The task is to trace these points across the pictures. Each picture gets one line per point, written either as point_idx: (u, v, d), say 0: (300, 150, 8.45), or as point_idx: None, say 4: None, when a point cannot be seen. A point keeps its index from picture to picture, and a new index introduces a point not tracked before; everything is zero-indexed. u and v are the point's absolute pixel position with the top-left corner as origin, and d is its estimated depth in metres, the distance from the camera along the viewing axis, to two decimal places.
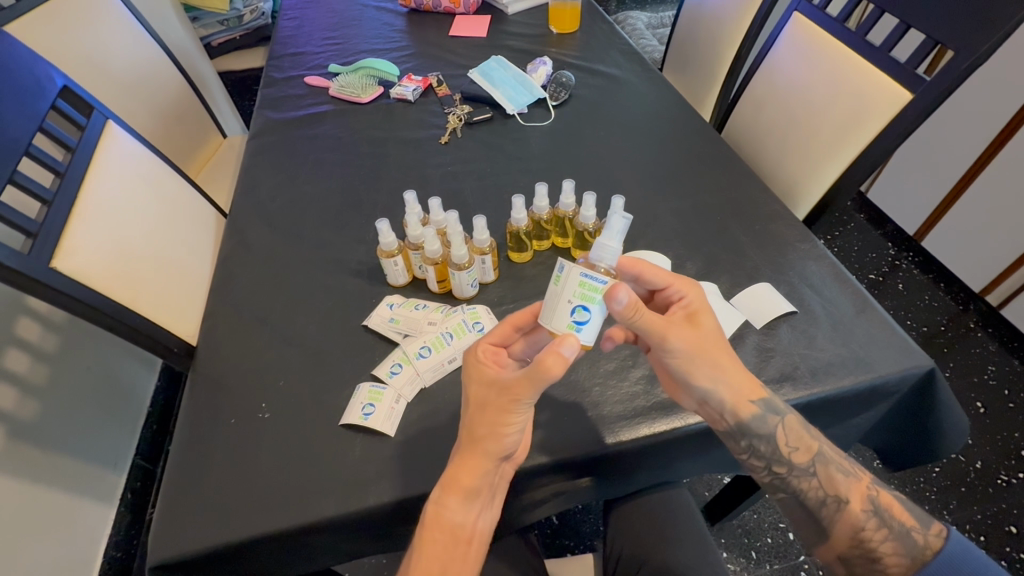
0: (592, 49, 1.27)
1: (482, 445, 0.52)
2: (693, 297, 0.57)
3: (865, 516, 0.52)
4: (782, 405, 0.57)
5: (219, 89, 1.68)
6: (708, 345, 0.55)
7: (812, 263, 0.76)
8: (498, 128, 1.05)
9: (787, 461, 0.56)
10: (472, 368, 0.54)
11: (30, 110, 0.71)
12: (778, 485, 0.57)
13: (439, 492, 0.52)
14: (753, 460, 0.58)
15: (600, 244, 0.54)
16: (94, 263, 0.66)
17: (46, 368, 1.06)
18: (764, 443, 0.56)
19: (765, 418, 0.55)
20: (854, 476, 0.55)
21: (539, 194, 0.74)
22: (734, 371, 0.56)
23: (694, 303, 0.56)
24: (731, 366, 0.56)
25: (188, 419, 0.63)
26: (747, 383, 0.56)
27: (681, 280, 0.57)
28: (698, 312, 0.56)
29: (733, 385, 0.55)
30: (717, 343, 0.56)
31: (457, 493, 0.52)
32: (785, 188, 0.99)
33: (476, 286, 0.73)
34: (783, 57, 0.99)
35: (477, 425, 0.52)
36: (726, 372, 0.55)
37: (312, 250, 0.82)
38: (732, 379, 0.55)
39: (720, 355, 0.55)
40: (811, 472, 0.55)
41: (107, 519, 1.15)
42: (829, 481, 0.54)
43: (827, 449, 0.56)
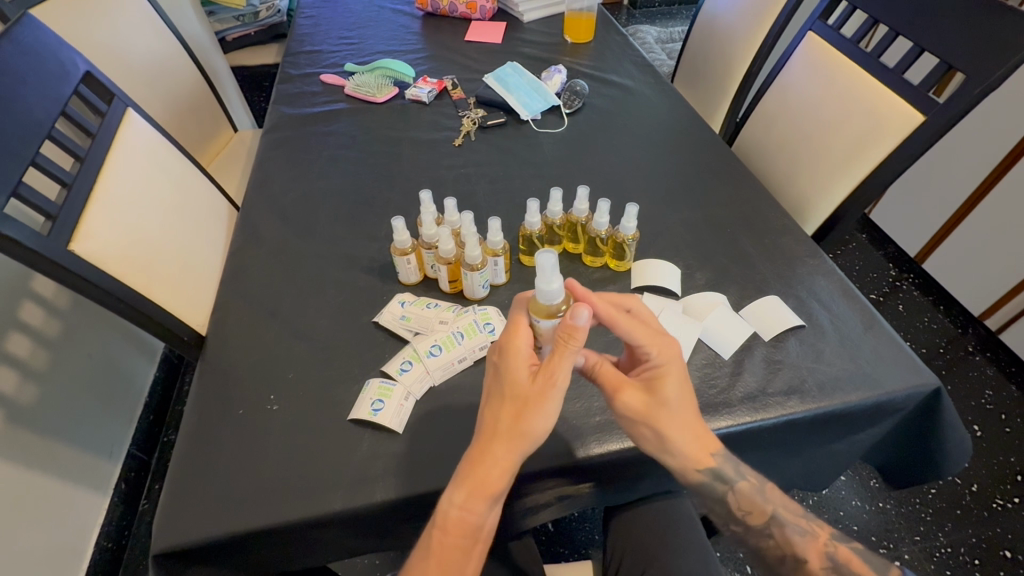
0: (606, 60, 1.29)
1: (519, 442, 0.52)
2: (664, 361, 0.55)
3: (823, 574, 0.54)
4: (733, 474, 0.58)
5: (233, 84, 1.69)
6: (660, 412, 0.55)
7: (821, 279, 0.76)
8: (511, 133, 1.06)
9: (742, 522, 0.58)
10: (509, 365, 0.53)
11: (54, 93, 0.71)
12: (737, 539, 0.60)
13: (464, 496, 0.51)
14: (712, 518, 0.60)
15: (539, 287, 0.52)
16: (110, 248, 0.67)
17: (47, 353, 1.06)
18: (718, 503, 0.59)
19: (715, 486, 0.58)
20: (811, 535, 0.57)
21: (553, 199, 0.75)
22: (685, 440, 0.56)
23: (662, 367, 0.55)
24: (683, 437, 0.56)
25: (194, 408, 0.63)
26: (698, 450, 0.56)
27: (658, 338, 0.56)
28: (663, 379, 0.55)
29: (680, 451, 0.56)
30: (672, 417, 0.55)
31: (483, 494, 0.51)
32: (794, 204, 0.99)
33: (487, 288, 0.73)
34: (796, 76, 1.01)
35: (518, 421, 0.52)
36: (672, 442, 0.55)
37: (323, 245, 0.83)
38: (681, 449, 0.56)
39: (668, 429, 0.55)
40: (767, 533, 0.57)
41: (100, 509, 1.14)
42: (786, 542, 0.57)
43: (782, 510, 0.58)
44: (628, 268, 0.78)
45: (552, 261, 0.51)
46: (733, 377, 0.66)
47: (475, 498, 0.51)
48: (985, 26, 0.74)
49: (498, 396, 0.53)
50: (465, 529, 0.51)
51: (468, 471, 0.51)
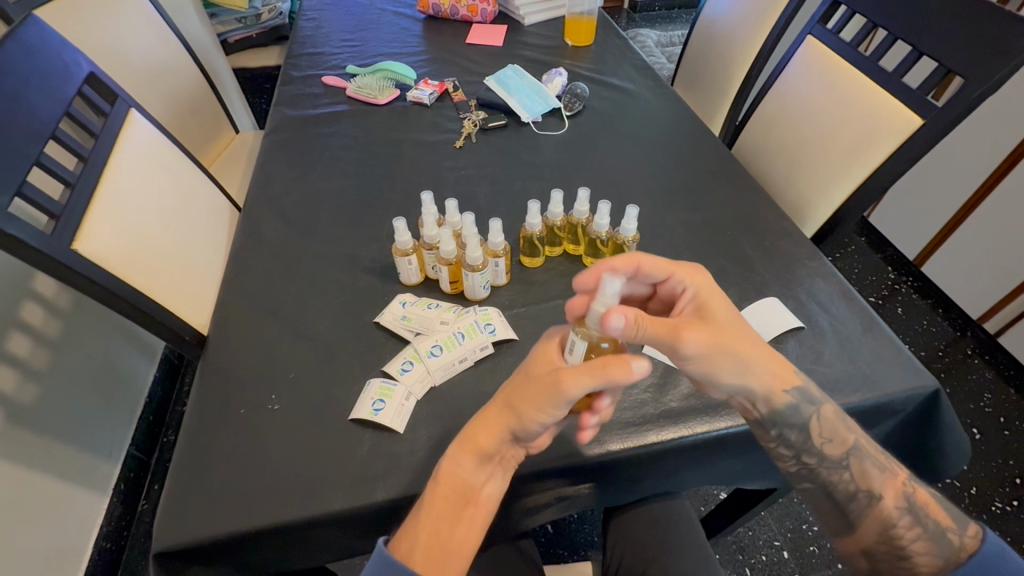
0: (606, 63, 1.29)
1: (509, 415, 0.51)
2: (696, 284, 0.57)
3: (897, 513, 0.51)
4: (819, 396, 0.56)
5: (234, 86, 1.69)
6: (731, 336, 0.53)
7: (820, 281, 0.77)
8: (512, 135, 1.07)
9: (818, 451, 0.55)
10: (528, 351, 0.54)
11: (58, 94, 0.71)
12: (805, 476, 0.56)
13: (455, 450, 0.52)
14: (782, 449, 0.57)
15: (599, 297, 0.48)
16: (113, 247, 0.67)
17: (48, 353, 1.06)
18: (794, 432, 0.55)
19: (800, 407, 0.55)
20: (889, 471, 0.53)
21: (554, 201, 0.76)
22: (764, 360, 0.54)
23: (700, 292, 0.57)
24: (756, 351, 0.54)
25: (196, 407, 0.63)
26: (779, 369, 0.55)
27: (682, 269, 0.58)
28: (706, 302, 0.56)
29: (762, 373, 0.54)
30: (738, 332, 0.54)
31: (472, 452, 0.52)
32: (793, 206, 1.00)
33: (488, 289, 0.74)
34: (795, 79, 1.01)
35: (515, 393, 0.51)
36: (750, 359, 0.53)
37: (325, 245, 0.83)
38: (761, 367, 0.54)
39: (741, 344, 0.53)
40: (844, 465, 0.54)
41: (99, 509, 1.14)
42: (862, 476, 0.53)
43: (863, 443, 0.55)
44: None
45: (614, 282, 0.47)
46: None
47: (463, 453, 0.52)
48: (983, 31, 0.75)
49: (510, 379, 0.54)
50: (455, 487, 0.52)
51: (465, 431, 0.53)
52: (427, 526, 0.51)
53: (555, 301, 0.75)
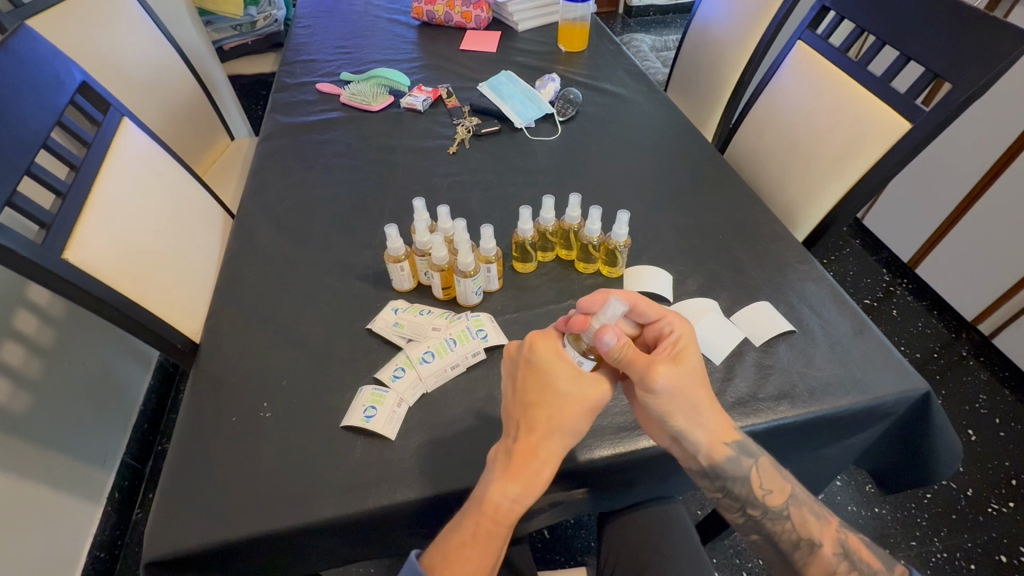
0: (600, 68, 1.30)
1: (564, 440, 0.52)
2: (682, 332, 0.55)
3: (836, 559, 0.54)
4: (757, 448, 0.57)
5: (229, 92, 1.69)
6: (691, 387, 0.53)
7: (811, 284, 0.77)
8: (506, 141, 1.07)
9: (762, 504, 0.56)
10: (553, 369, 0.52)
11: (51, 104, 0.71)
12: (752, 525, 0.57)
13: (506, 483, 0.51)
14: (727, 501, 0.57)
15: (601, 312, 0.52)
16: (104, 256, 0.67)
17: (41, 362, 1.06)
18: (739, 485, 0.56)
19: (738, 461, 0.55)
20: (826, 519, 0.56)
21: (545, 207, 0.75)
22: (712, 416, 0.54)
23: (682, 337, 0.55)
24: (711, 407, 0.55)
25: (187, 416, 0.63)
26: (725, 427, 0.55)
27: (674, 314, 0.56)
28: (685, 349, 0.54)
29: (708, 428, 0.54)
30: (701, 386, 0.54)
31: (526, 484, 0.51)
32: (786, 209, 1.00)
33: (480, 294, 0.74)
34: (786, 83, 1.02)
35: (561, 420, 0.51)
36: (706, 414, 0.54)
37: (317, 252, 0.83)
38: (711, 422, 0.54)
39: (701, 396, 0.54)
40: (786, 515, 0.56)
41: (93, 518, 1.13)
42: (803, 525, 0.55)
43: (802, 492, 0.57)
44: (620, 275, 0.79)
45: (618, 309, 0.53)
46: (724, 382, 0.66)
47: (518, 487, 0.51)
48: (969, 35, 0.75)
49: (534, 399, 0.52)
50: (509, 519, 0.51)
51: (512, 460, 0.51)
52: (485, 556, 0.50)
53: (548, 306, 0.75)
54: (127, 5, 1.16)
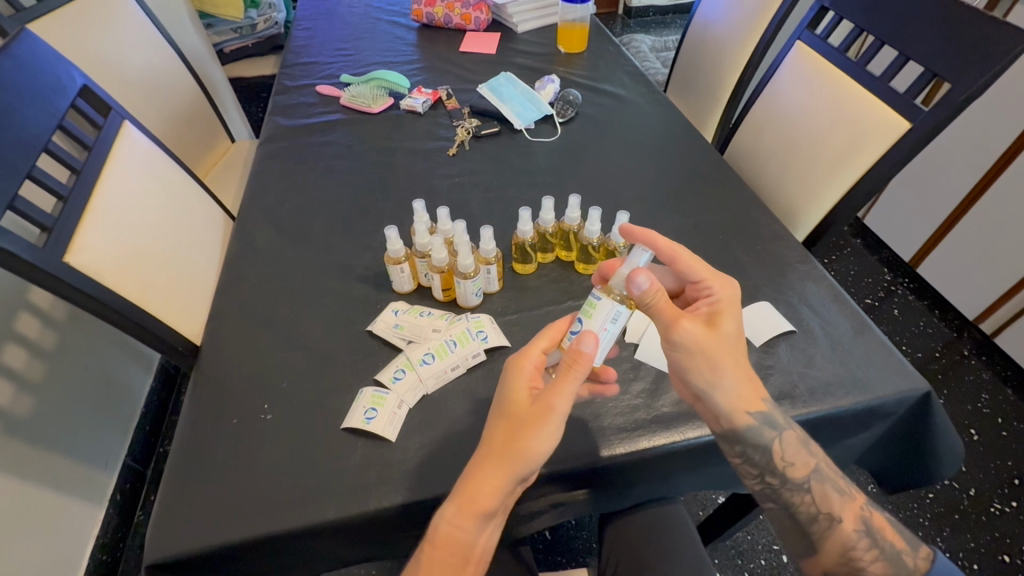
0: (599, 69, 1.30)
1: (513, 462, 0.51)
2: (723, 297, 0.57)
3: (856, 535, 0.53)
4: (782, 421, 0.57)
5: (230, 94, 1.70)
6: (718, 348, 0.55)
7: (811, 284, 0.77)
8: (505, 142, 1.07)
9: (782, 474, 0.57)
10: (510, 384, 0.54)
11: (52, 107, 0.72)
12: (769, 495, 0.58)
13: (455, 510, 0.51)
14: (747, 468, 0.58)
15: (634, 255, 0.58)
16: (105, 258, 0.67)
17: (43, 365, 1.06)
18: (759, 453, 0.57)
19: (761, 431, 0.56)
20: (848, 495, 0.56)
21: (545, 208, 0.75)
22: (737, 381, 0.56)
23: (722, 302, 0.57)
24: (736, 372, 0.56)
25: (189, 418, 0.64)
26: (750, 394, 0.57)
27: (718, 277, 0.58)
28: (721, 313, 0.56)
29: (730, 391, 0.56)
30: (729, 352, 0.56)
31: (474, 510, 0.51)
32: (785, 209, 1.00)
33: (480, 296, 0.74)
34: (785, 83, 1.02)
35: (513, 441, 0.52)
36: (727, 377, 0.56)
37: (318, 255, 0.83)
38: (734, 385, 0.56)
39: (725, 361, 0.55)
40: (806, 488, 0.56)
41: (96, 520, 1.14)
42: (823, 499, 0.56)
43: (825, 467, 0.57)
44: None
45: (647, 256, 0.58)
46: None
47: (466, 513, 0.50)
48: (967, 35, 0.75)
49: (497, 418, 0.54)
50: (455, 547, 0.50)
51: (463, 486, 0.52)
52: None
53: (548, 307, 0.75)
54: (127, 9, 1.16)
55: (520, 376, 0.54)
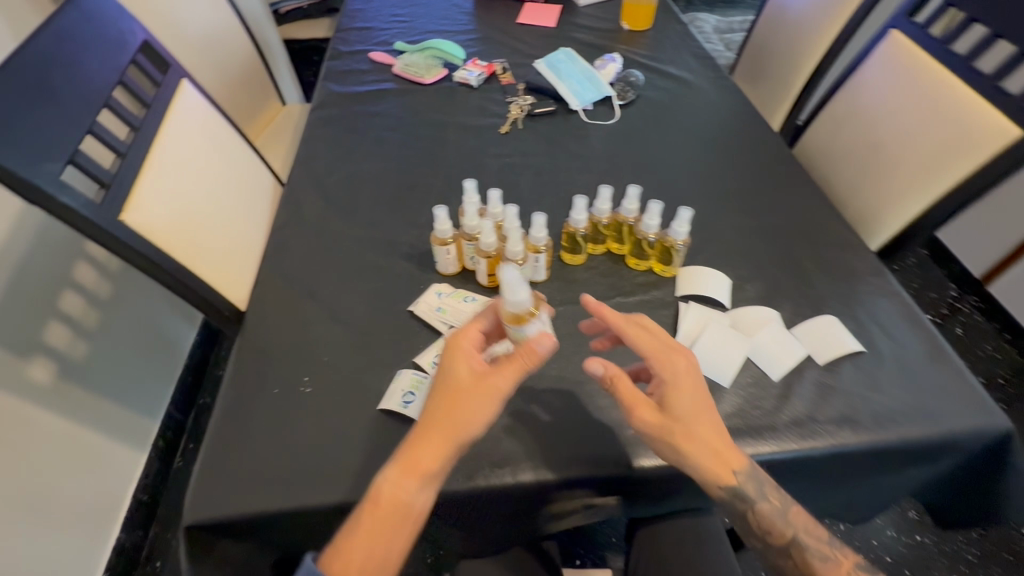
0: (664, 49, 1.23)
1: (453, 429, 0.50)
2: (671, 377, 0.55)
3: None
4: (756, 494, 0.54)
5: (283, 57, 1.69)
6: (673, 429, 0.53)
7: (884, 301, 0.71)
8: (560, 123, 1.03)
9: (763, 539, 0.56)
10: (453, 362, 0.52)
11: (117, 62, 0.71)
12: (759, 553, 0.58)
13: (396, 469, 0.49)
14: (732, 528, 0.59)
15: (508, 301, 0.52)
16: (160, 219, 0.67)
17: (98, 313, 1.11)
18: (739, 519, 0.56)
19: (735, 502, 0.55)
20: (833, 562, 0.55)
21: (602, 197, 0.71)
22: (701, 460, 0.53)
23: (669, 382, 0.55)
24: (697, 449, 0.53)
25: (229, 383, 0.64)
26: (718, 470, 0.53)
27: (657, 358, 0.56)
28: (671, 395, 0.54)
29: (695, 468, 0.53)
30: (689, 430, 0.53)
31: (417, 469, 0.49)
32: (858, 216, 0.92)
33: (526, 284, 0.71)
34: (873, 77, 0.92)
35: (453, 407, 0.50)
36: (689, 451, 0.53)
37: (363, 228, 0.82)
38: (698, 463, 0.53)
39: (682, 440, 0.53)
40: (788, 554, 0.55)
41: (138, 463, 1.20)
42: (805, 565, 0.55)
43: (804, 536, 0.55)
44: (675, 274, 0.74)
45: (518, 273, 0.51)
46: (782, 400, 0.61)
47: (409, 474, 0.49)
48: None
49: (438, 388, 0.52)
50: (394, 508, 0.48)
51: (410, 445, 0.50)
52: (369, 542, 0.48)
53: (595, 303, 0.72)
54: None
55: (459, 355, 0.53)
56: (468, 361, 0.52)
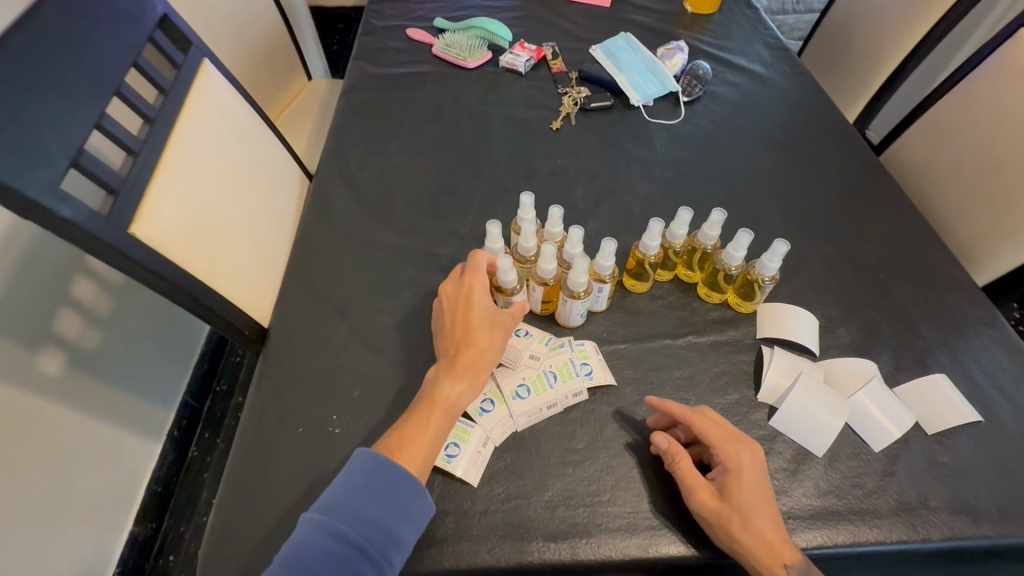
0: (732, 37, 1.10)
1: (486, 344, 0.52)
2: (736, 463, 0.48)
3: None
4: None
5: (310, 26, 1.58)
6: (727, 514, 0.46)
7: (1002, 357, 0.61)
8: (618, 119, 0.92)
9: None
10: (473, 290, 0.54)
11: (128, 41, 0.61)
12: None
13: (448, 380, 0.50)
14: None
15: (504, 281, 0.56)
16: (175, 228, 0.58)
17: (112, 301, 1.05)
18: None
19: None
20: None
21: (679, 221, 0.61)
22: (750, 548, 0.45)
23: (732, 467, 0.48)
24: (749, 538, 0.46)
25: (250, 417, 0.57)
26: (768, 559, 0.45)
27: (719, 441, 0.49)
28: (731, 482, 0.48)
29: (743, 557, 0.46)
30: (744, 519, 0.46)
31: (465, 371, 0.51)
32: (960, 243, 0.82)
33: (584, 316, 0.62)
34: (988, 86, 0.79)
35: (480, 328, 0.53)
36: (740, 540, 0.46)
37: (399, 237, 0.73)
38: (746, 551, 0.45)
39: (734, 525, 0.46)
40: None
41: (153, 455, 1.16)
42: None
43: None
44: (754, 311, 0.65)
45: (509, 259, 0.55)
46: (886, 477, 0.53)
47: (459, 376, 0.51)
48: None
49: (460, 313, 0.54)
50: (446, 414, 0.49)
51: (454, 354, 0.52)
52: (428, 449, 0.48)
53: (662, 341, 0.63)
54: None
55: (480, 284, 0.55)
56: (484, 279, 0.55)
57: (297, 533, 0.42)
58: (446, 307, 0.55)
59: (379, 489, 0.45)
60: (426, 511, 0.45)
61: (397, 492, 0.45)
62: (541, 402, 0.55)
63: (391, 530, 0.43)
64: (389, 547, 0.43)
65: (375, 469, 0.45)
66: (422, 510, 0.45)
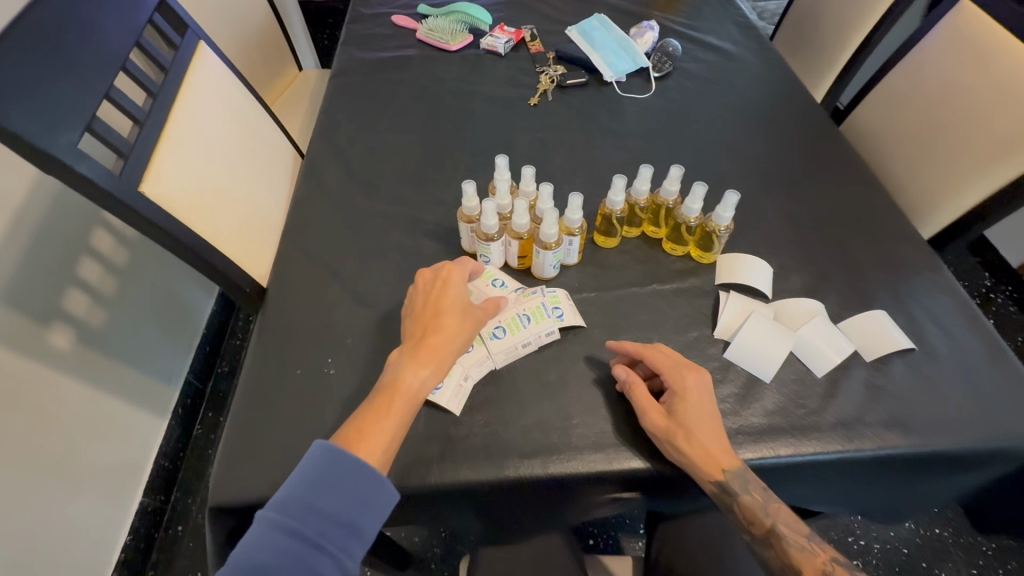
0: (703, 17, 1.15)
1: (450, 333, 0.55)
2: (684, 387, 0.54)
3: None
4: (744, 487, 0.51)
5: (302, 20, 1.63)
6: (676, 429, 0.52)
7: (938, 296, 0.67)
8: (592, 95, 0.97)
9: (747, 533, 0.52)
10: (449, 283, 0.58)
11: (131, 23, 0.67)
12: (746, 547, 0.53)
13: (414, 363, 0.53)
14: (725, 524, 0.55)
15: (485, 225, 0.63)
16: (179, 190, 0.64)
17: (116, 281, 1.10)
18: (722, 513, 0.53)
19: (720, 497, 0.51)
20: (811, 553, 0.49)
21: (642, 177, 0.66)
22: (692, 455, 0.51)
23: (680, 390, 0.54)
24: (690, 447, 0.51)
25: (253, 362, 0.63)
26: (708, 463, 0.51)
27: (670, 370, 0.55)
28: (679, 403, 0.54)
29: (687, 463, 0.51)
30: (688, 432, 0.52)
31: (431, 356, 0.54)
32: (911, 201, 0.87)
33: (557, 268, 0.68)
34: (933, 52, 0.85)
35: (446, 319, 0.56)
36: (685, 450, 0.51)
37: (387, 205, 0.79)
38: (690, 458, 0.51)
39: (681, 438, 0.52)
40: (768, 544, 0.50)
41: (159, 430, 1.21)
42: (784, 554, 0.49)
43: (784, 527, 0.50)
44: (714, 261, 0.71)
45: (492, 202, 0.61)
46: (827, 399, 0.58)
47: (423, 361, 0.53)
48: None
49: (430, 304, 0.57)
50: (407, 397, 0.52)
51: (420, 339, 0.55)
52: (386, 427, 0.50)
53: (629, 290, 0.69)
54: None
55: (456, 278, 0.59)
56: (463, 272, 0.60)
57: (254, 529, 0.43)
58: (421, 292, 0.59)
59: (338, 483, 0.45)
60: (391, 499, 0.47)
61: (355, 484, 0.45)
62: (513, 343, 0.60)
63: (353, 524, 0.44)
64: (347, 540, 0.44)
65: (335, 460, 0.46)
66: (385, 503, 0.46)
